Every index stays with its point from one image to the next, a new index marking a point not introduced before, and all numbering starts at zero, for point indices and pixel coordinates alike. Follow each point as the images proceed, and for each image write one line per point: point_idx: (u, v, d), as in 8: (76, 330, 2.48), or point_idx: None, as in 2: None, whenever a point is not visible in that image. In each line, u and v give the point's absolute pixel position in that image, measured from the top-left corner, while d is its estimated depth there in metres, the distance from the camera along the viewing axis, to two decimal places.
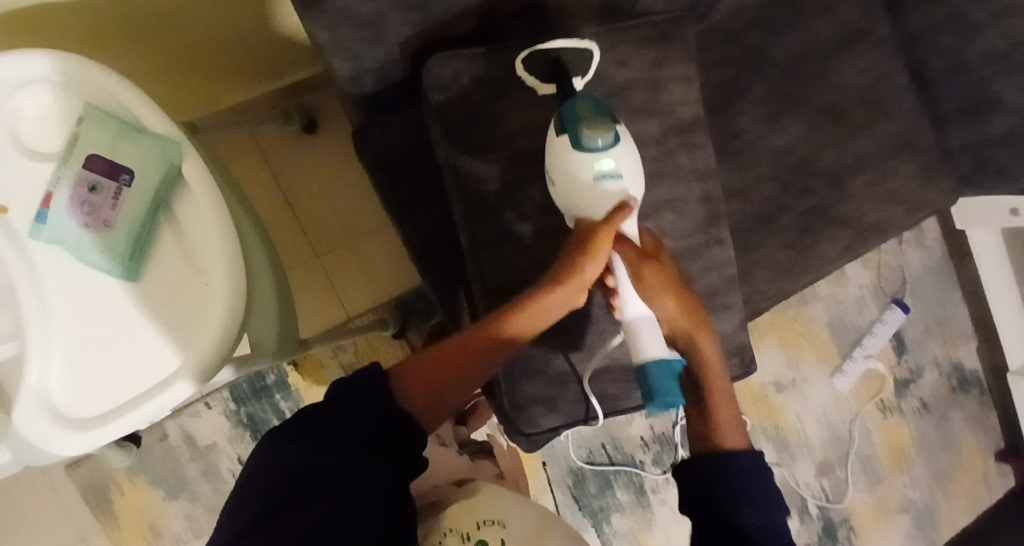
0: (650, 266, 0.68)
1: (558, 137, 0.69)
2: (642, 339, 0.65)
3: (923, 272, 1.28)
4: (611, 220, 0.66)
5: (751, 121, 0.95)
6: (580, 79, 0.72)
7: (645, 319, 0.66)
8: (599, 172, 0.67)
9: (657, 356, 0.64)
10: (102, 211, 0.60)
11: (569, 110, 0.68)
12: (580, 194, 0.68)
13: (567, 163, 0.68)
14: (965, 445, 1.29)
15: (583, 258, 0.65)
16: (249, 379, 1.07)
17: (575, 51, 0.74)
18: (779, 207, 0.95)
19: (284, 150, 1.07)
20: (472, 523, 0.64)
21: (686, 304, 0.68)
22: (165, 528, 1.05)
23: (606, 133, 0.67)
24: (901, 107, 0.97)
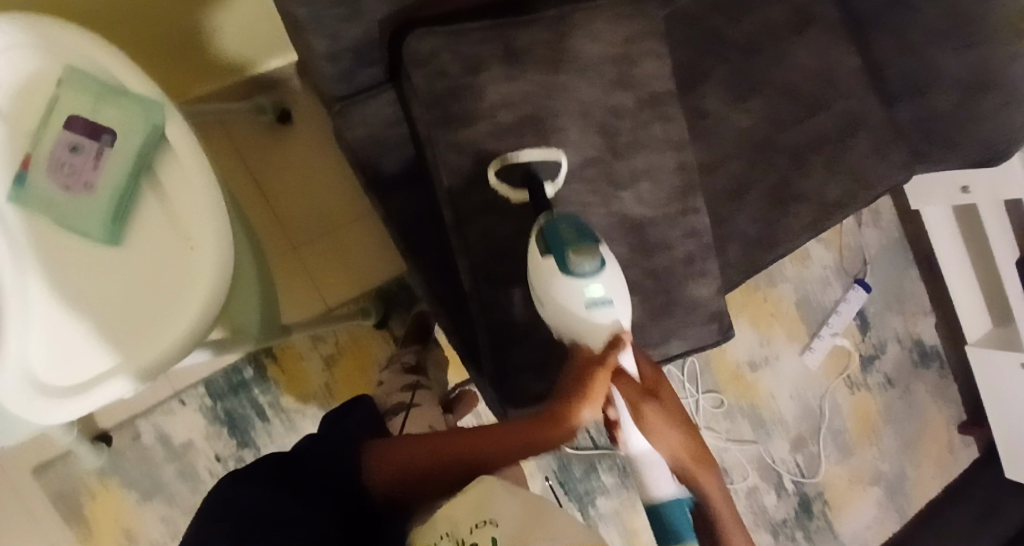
0: (650, 403, 0.66)
1: (543, 258, 0.67)
2: (653, 481, 0.66)
3: (881, 251, 1.33)
4: (606, 359, 0.65)
5: (717, 100, 0.99)
6: (552, 185, 0.76)
7: (652, 460, 0.66)
8: (589, 300, 0.65)
9: (670, 497, 0.65)
10: (83, 172, 0.59)
11: (554, 234, 0.66)
12: (571, 321, 0.66)
13: (556, 293, 0.66)
14: (930, 416, 1.35)
15: (578, 403, 0.64)
16: (225, 374, 1.05)
17: (544, 161, 0.76)
18: (748, 183, 1.00)
19: (256, 139, 1.06)
20: (467, 525, 0.55)
21: (693, 443, 0.69)
22: (143, 532, 1.02)
23: (592, 260, 0.65)
24: (849, 86, 1.04)
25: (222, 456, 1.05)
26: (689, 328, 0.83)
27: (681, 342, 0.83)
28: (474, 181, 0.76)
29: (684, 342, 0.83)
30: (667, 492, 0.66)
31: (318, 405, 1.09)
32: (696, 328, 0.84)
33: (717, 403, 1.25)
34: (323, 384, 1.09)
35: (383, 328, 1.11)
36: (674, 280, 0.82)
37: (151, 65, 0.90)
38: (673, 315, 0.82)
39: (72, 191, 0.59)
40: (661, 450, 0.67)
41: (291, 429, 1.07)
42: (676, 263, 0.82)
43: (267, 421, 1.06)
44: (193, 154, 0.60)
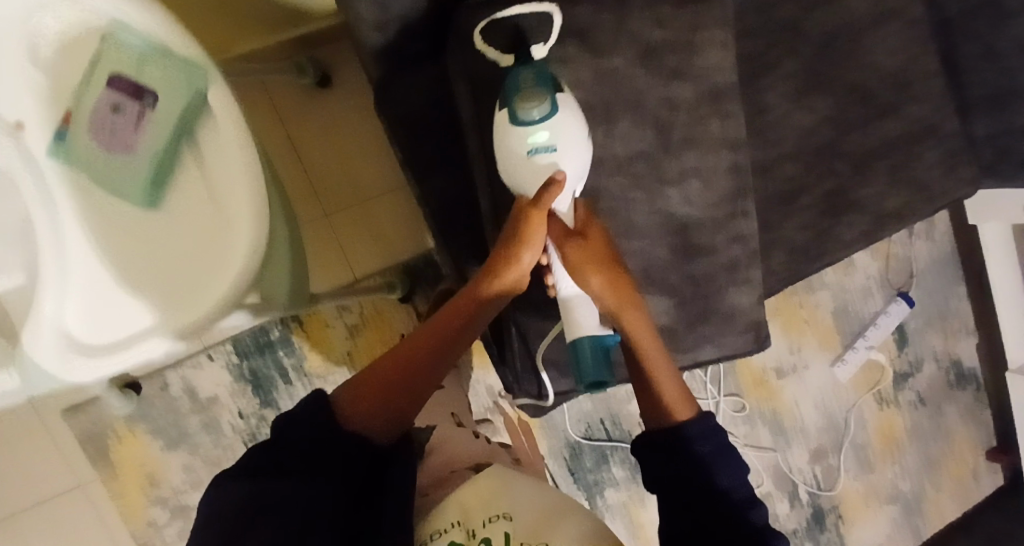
0: (572, 245, 0.69)
1: (500, 110, 0.68)
2: (576, 316, 0.69)
3: (931, 264, 1.28)
4: (539, 204, 0.66)
5: (780, 96, 0.94)
6: (540, 48, 0.72)
7: (579, 298, 0.69)
8: (531, 146, 0.66)
9: (590, 332, 0.69)
10: (126, 132, 0.62)
11: (513, 86, 0.67)
12: (517, 167, 0.68)
13: (505, 136, 0.67)
14: (957, 438, 1.32)
15: (514, 250, 0.66)
16: (253, 333, 1.06)
17: (531, 17, 0.73)
18: (802, 186, 0.95)
19: (298, 100, 1.05)
20: (479, 517, 0.59)
21: (614, 280, 0.69)
22: (165, 478, 1.05)
23: (541, 105, 0.66)
24: (929, 91, 0.97)
25: (245, 413, 1.06)
26: (725, 336, 0.81)
27: (712, 350, 0.81)
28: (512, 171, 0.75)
29: (716, 348, 0.81)
30: (591, 330, 0.69)
31: (338, 375, 1.09)
32: (731, 337, 0.81)
33: (738, 407, 1.23)
34: (345, 352, 1.09)
35: (407, 304, 1.10)
36: (714, 285, 0.80)
37: (195, 22, 0.89)
38: (708, 323, 0.80)
39: (115, 152, 0.62)
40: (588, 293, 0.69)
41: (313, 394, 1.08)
42: (718, 268, 0.80)
43: (290, 383, 1.08)
44: (231, 123, 0.58)
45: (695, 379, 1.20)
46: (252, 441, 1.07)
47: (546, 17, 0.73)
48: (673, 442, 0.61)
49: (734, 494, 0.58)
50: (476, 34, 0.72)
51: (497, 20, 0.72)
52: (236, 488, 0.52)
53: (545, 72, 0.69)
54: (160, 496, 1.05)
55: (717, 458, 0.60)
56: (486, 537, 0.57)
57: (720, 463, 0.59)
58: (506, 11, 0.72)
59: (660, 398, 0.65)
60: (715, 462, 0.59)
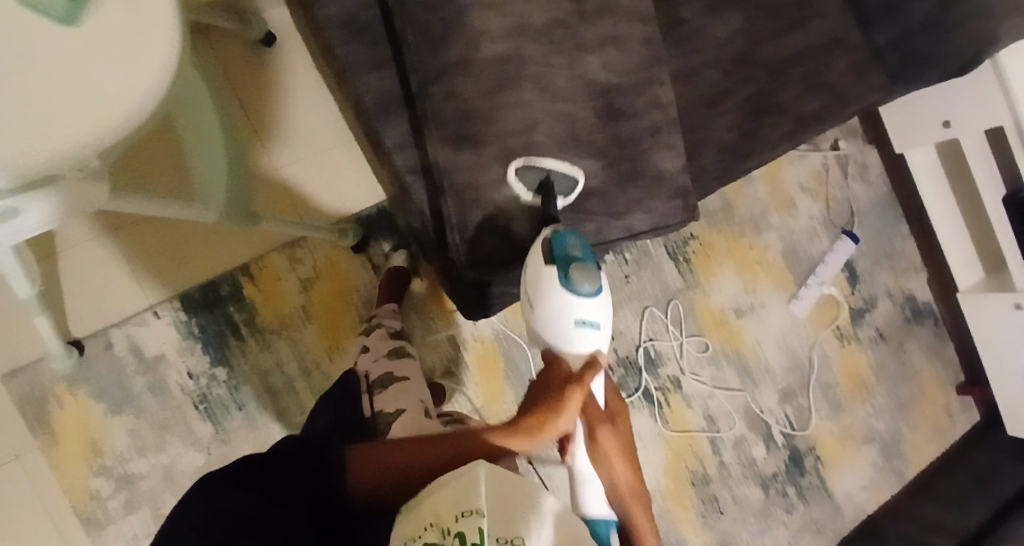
0: (605, 428, 0.73)
1: (546, 267, 0.71)
2: (587, 498, 0.70)
3: (869, 206, 1.31)
4: (584, 377, 0.70)
5: (694, 11, 1.00)
6: (563, 200, 0.79)
7: (591, 481, 0.71)
8: (578, 319, 0.71)
9: (600, 513, 0.69)
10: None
11: (562, 248, 0.71)
12: (557, 333, 0.72)
13: (553, 300, 0.71)
14: (925, 375, 1.31)
15: (552, 414, 0.68)
16: (201, 290, 1.05)
17: (562, 173, 0.78)
18: (723, 91, 0.99)
19: (241, 56, 1.07)
20: (450, 514, 0.52)
21: (635, 477, 0.72)
22: (109, 445, 1.01)
23: (591, 280, 0.71)
24: (829, 7, 1.05)
25: (194, 372, 1.04)
26: (654, 202, 0.84)
27: (645, 217, 0.84)
28: (442, 37, 0.76)
29: (648, 215, 0.84)
30: (594, 513, 0.69)
31: (292, 330, 1.08)
32: (660, 202, 0.84)
33: (701, 348, 1.22)
34: (299, 307, 1.08)
35: (361, 253, 1.11)
36: (640, 148, 0.83)
37: None
38: (633, 187, 0.83)
39: None
40: (604, 475, 0.71)
41: (266, 350, 1.06)
42: (641, 131, 0.84)
43: (242, 340, 1.06)
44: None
45: (656, 320, 1.21)
46: (203, 401, 1.04)
47: (569, 180, 0.79)
48: None
49: None
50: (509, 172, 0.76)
51: (533, 164, 0.76)
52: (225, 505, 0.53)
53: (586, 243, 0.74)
54: (103, 465, 1.00)
55: None
56: (459, 532, 0.50)
57: None
58: (543, 161, 0.77)
59: None
60: None
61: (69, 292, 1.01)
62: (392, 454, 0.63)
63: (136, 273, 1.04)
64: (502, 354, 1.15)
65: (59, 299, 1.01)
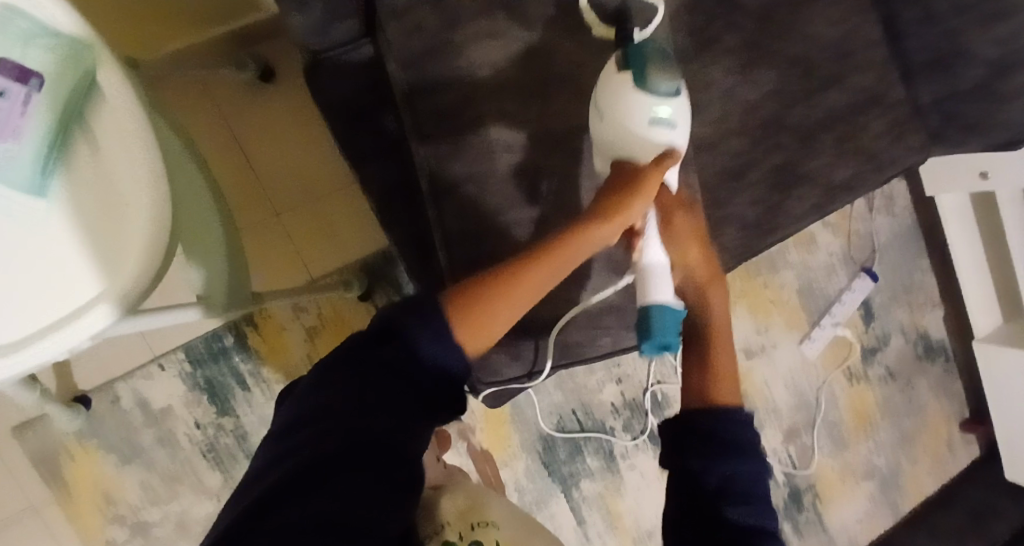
0: (681, 215, 0.70)
1: (619, 73, 0.67)
2: (656, 284, 0.65)
3: (891, 239, 1.27)
4: (659, 162, 0.65)
5: (723, 72, 0.96)
6: (637, 31, 0.73)
7: (664, 268, 0.66)
8: (653, 117, 0.65)
9: (665, 301, 0.64)
10: (11, 118, 0.57)
11: (638, 53, 0.67)
12: (630, 134, 0.66)
13: (625, 99, 0.65)
14: (931, 412, 1.31)
15: (632, 195, 0.64)
16: (205, 341, 1.04)
17: (638, 5, 0.75)
18: (749, 162, 0.97)
19: (241, 99, 1.02)
20: (464, 522, 0.59)
21: (706, 261, 0.70)
22: (120, 494, 1.02)
23: (668, 78, 0.65)
24: (874, 58, 1.00)
25: (202, 423, 1.04)
26: None
27: None
28: (451, 149, 0.77)
29: None
30: (665, 299, 0.64)
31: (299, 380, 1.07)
32: None
33: None
34: (305, 355, 1.07)
35: (366, 302, 1.07)
36: None
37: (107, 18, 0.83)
38: None
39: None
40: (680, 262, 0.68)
41: (272, 400, 1.06)
42: None
43: (248, 390, 1.05)
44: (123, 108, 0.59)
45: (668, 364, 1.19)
46: (211, 450, 1.05)
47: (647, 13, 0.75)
48: (701, 430, 0.57)
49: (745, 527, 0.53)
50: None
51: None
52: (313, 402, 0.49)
53: (664, 52, 0.68)
54: (117, 513, 1.02)
55: (736, 448, 0.57)
56: (476, 539, 0.58)
57: (735, 452, 0.56)
58: None
59: (713, 389, 0.61)
60: (733, 490, 0.54)
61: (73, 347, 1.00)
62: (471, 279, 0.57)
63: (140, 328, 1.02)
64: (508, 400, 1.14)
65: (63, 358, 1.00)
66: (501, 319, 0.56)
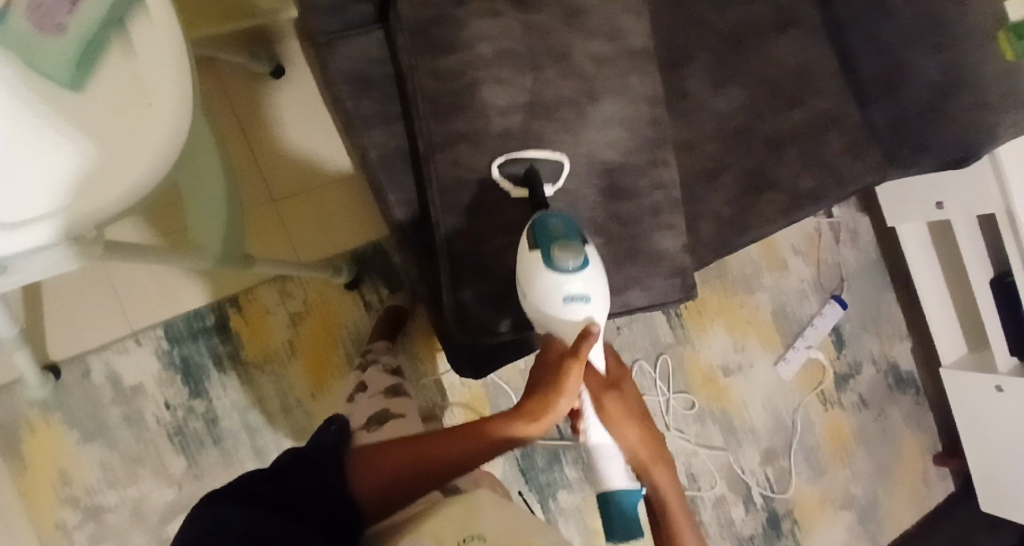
0: (611, 396, 0.70)
1: (530, 251, 0.71)
2: (606, 470, 0.69)
3: (859, 271, 1.32)
4: (578, 350, 0.67)
5: (698, 84, 1.03)
6: (550, 188, 0.79)
7: (607, 448, 0.69)
8: (567, 295, 0.69)
9: (620, 487, 0.69)
10: (56, 12, 0.59)
11: (544, 233, 0.71)
12: (550, 315, 0.70)
13: (538, 284, 0.70)
14: (906, 443, 1.31)
15: (553, 395, 0.65)
16: (186, 319, 1.03)
17: (544, 159, 0.79)
18: (723, 165, 1.02)
19: (252, 90, 1.07)
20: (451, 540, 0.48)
21: (648, 436, 0.70)
22: (79, 476, 0.98)
23: (576, 257, 0.69)
24: (831, 86, 1.07)
25: (172, 403, 1.02)
26: (653, 279, 0.83)
27: (642, 294, 0.83)
28: (449, 108, 0.78)
29: (646, 292, 0.83)
30: (616, 487, 0.69)
31: (277, 365, 1.06)
32: (658, 281, 0.84)
33: (688, 405, 1.21)
34: (286, 341, 1.06)
35: (353, 291, 1.09)
36: (639, 229, 0.83)
37: None
38: (634, 262, 0.82)
39: (44, 31, 0.60)
40: (619, 443, 0.69)
41: (248, 384, 1.04)
42: (642, 212, 0.84)
43: (224, 372, 1.04)
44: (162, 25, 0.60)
45: (645, 375, 1.20)
46: (178, 434, 1.02)
47: (555, 166, 0.80)
48: None
49: None
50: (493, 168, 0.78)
51: (513, 158, 0.78)
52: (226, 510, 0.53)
53: (571, 225, 0.73)
54: (71, 495, 0.98)
55: None
56: None
57: None
58: (524, 153, 0.79)
59: None
60: None
61: (49, 318, 0.99)
62: (395, 454, 0.62)
63: (121, 303, 1.01)
64: (490, 400, 1.14)
65: (38, 327, 0.98)
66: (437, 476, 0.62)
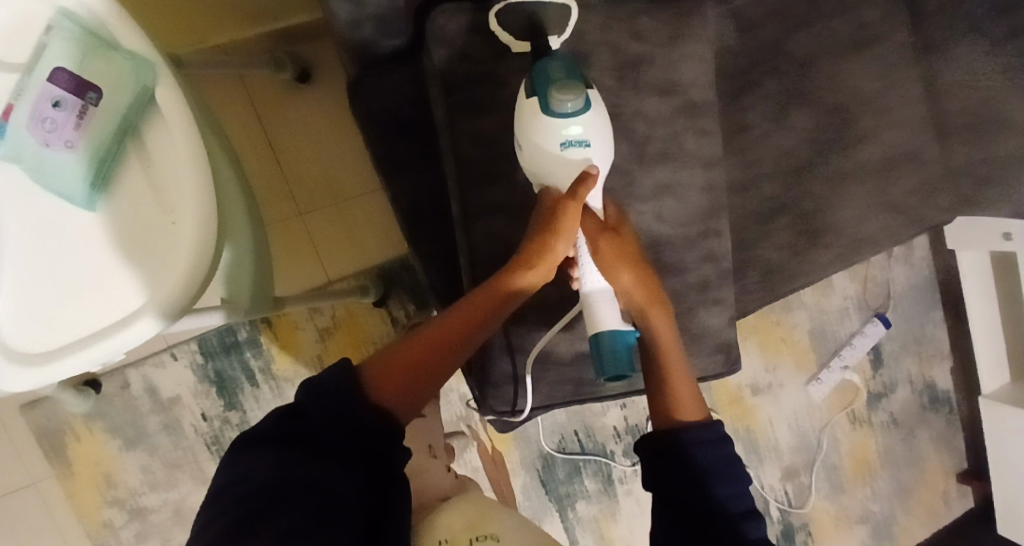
0: (607, 239, 0.68)
1: (529, 99, 0.67)
2: (599, 312, 0.66)
3: (907, 289, 1.27)
4: (576, 193, 0.64)
5: (759, 117, 0.94)
6: (557, 39, 0.72)
7: (603, 292, 0.66)
8: (565, 139, 0.66)
9: (613, 328, 0.65)
10: (65, 129, 0.57)
11: (542, 74, 0.66)
12: (547, 163, 0.67)
13: (536, 128, 0.66)
14: (930, 463, 1.31)
15: (549, 237, 0.65)
16: (219, 333, 1.04)
17: (551, 7, 0.72)
18: (778, 207, 0.95)
19: (278, 98, 1.02)
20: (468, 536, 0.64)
21: (643, 276, 0.68)
22: (121, 478, 1.03)
23: (576, 98, 0.65)
24: (908, 114, 0.97)
25: (208, 415, 1.05)
26: (693, 356, 0.81)
27: None
28: (494, 172, 0.75)
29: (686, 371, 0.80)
30: (612, 326, 0.65)
31: (307, 379, 1.07)
32: (700, 358, 0.81)
33: None
34: (315, 355, 1.07)
35: (381, 307, 1.08)
36: (684, 305, 0.80)
37: (156, 16, 0.82)
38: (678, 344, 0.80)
39: (51, 149, 0.57)
40: (616, 288, 0.66)
41: (279, 397, 1.06)
42: (690, 287, 0.80)
43: (256, 386, 1.05)
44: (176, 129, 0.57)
45: None
46: (215, 442, 1.05)
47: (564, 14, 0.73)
48: (677, 451, 0.62)
49: (731, 506, 0.59)
50: (494, 14, 0.72)
51: (516, 6, 0.71)
52: (259, 465, 0.52)
53: (573, 65, 0.68)
54: (116, 496, 1.03)
55: (717, 465, 0.61)
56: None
57: (718, 473, 0.60)
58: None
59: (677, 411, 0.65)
60: (714, 475, 0.60)
61: None
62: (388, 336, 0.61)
63: None
64: None
65: None
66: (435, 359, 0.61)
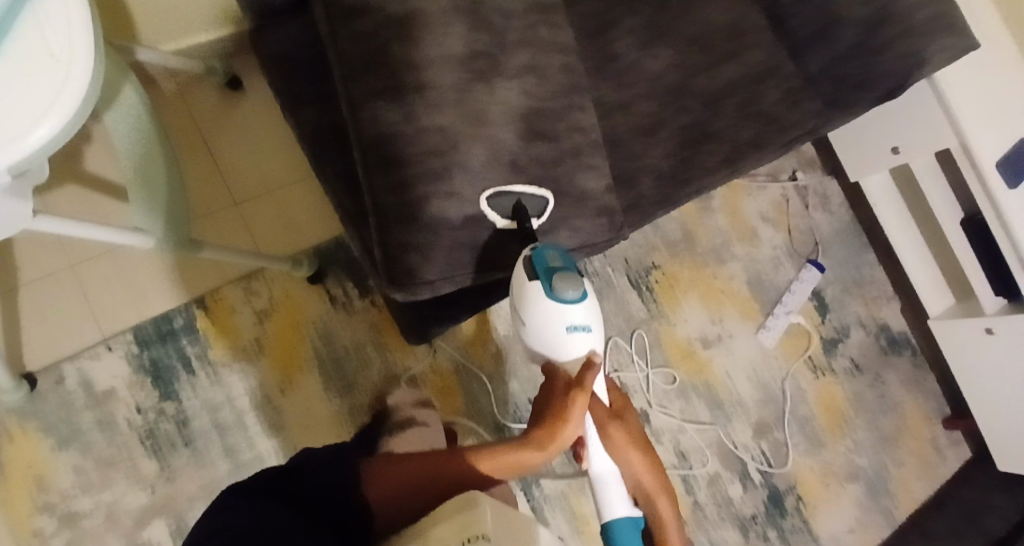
0: (615, 425, 0.82)
1: (529, 282, 0.76)
2: (606, 495, 0.81)
3: (834, 235, 1.30)
4: (584, 382, 0.77)
5: (627, 46, 1.05)
6: (536, 221, 0.84)
7: (610, 476, 0.81)
8: (569, 324, 0.76)
9: (617, 513, 0.81)
10: None
11: (541, 260, 0.75)
12: (554, 344, 0.77)
13: (541, 311, 0.75)
14: (907, 408, 1.26)
15: (556, 423, 0.77)
16: (155, 322, 1.06)
17: (531, 195, 0.85)
18: (660, 121, 1.02)
19: (211, 104, 1.12)
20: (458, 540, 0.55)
21: (647, 462, 0.82)
22: (53, 481, 1.00)
23: (575, 288, 0.74)
24: (762, 41, 1.06)
25: (143, 407, 1.03)
26: (580, 221, 0.88)
27: (571, 236, 0.87)
28: (367, 68, 0.81)
29: (574, 234, 0.87)
30: (617, 512, 0.81)
31: (244, 363, 1.07)
32: (587, 220, 0.88)
33: (668, 380, 1.19)
34: (253, 339, 1.08)
35: (317, 286, 1.11)
36: (563, 169, 0.88)
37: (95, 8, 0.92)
38: (560, 203, 0.87)
39: None
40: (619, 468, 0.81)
41: (216, 384, 1.06)
42: (563, 153, 0.88)
43: (193, 373, 1.06)
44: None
45: (620, 351, 1.18)
46: (150, 437, 1.03)
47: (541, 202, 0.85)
48: None
49: None
50: (484, 200, 0.81)
51: (504, 192, 0.82)
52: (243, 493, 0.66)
53: (564, 253, 0.78)
54: (48, 501, 0.99)
55: None
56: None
57: None
58: (513, 188, 0.83)
59: None
60: None
61: (25, 333, 1.02)
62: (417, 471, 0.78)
63: (91, 307, 1.05)
64: (462, 386, 1.13)
65: (15, 336, 1.02)
66: (441, 486, 0.78)
